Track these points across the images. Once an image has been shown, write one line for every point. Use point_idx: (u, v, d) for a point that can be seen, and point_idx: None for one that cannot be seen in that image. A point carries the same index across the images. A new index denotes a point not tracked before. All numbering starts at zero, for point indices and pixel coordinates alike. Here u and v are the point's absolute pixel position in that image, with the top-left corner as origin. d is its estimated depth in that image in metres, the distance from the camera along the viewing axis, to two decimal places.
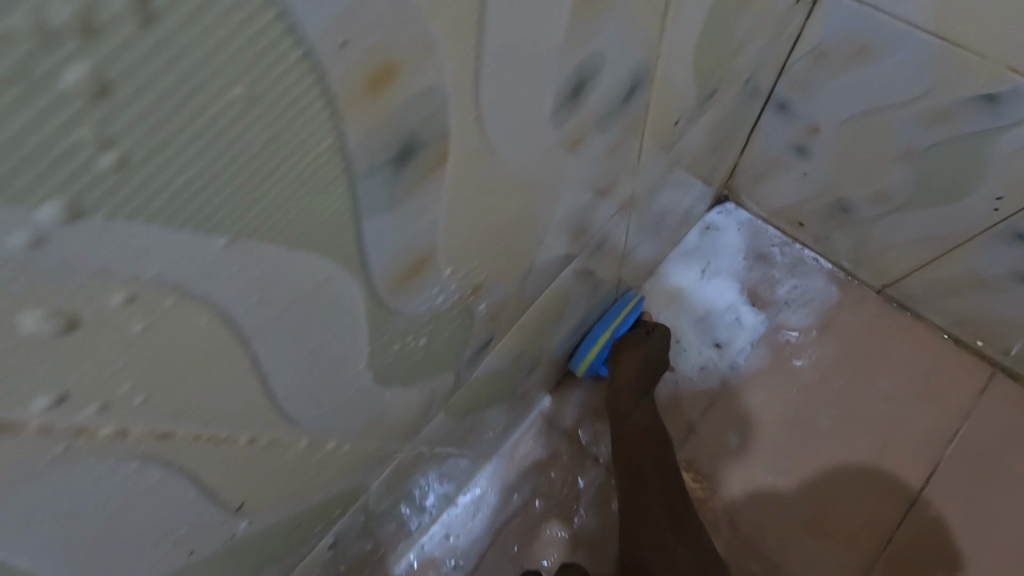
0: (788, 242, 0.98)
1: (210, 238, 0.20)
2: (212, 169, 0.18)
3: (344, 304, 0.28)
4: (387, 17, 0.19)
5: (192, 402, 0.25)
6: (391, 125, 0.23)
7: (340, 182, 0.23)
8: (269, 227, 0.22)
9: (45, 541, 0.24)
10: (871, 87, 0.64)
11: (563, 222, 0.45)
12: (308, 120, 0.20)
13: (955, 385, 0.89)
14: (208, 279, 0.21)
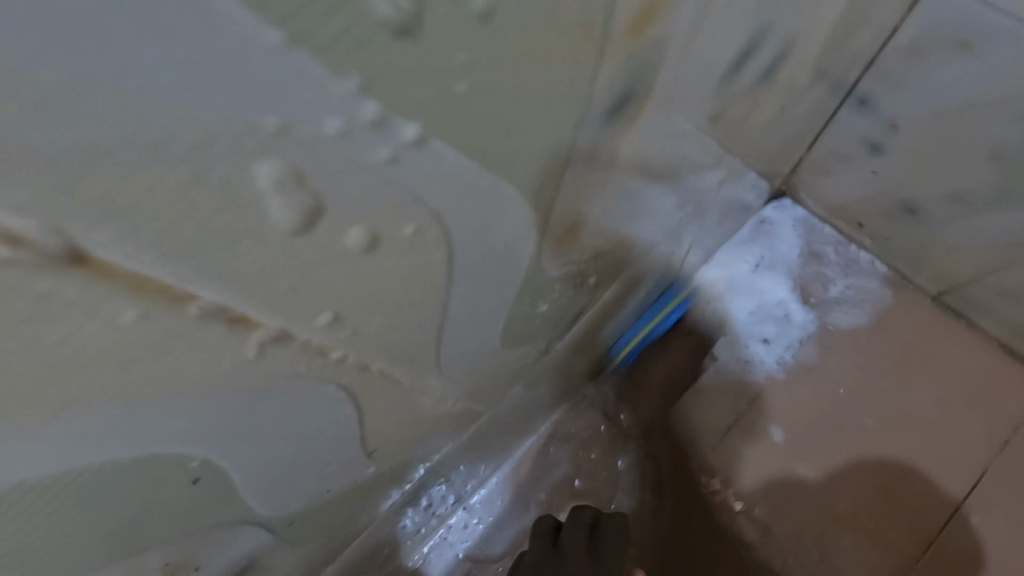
0: (844, 242, 0.97)
1: (430, 137, 0.23)
2: (454, 65, 0.21)
3: (493, 233, 0.31)
4: None
5: (364, 305, 0.29)
6: (584, 49, 0.25)
7: (532, 102, 0.26)
8: (471, 137, 0.25)
9: (220, 438, 0.29)
10: (965, 85, 0.62)
11: (650, 204, 0.47)
12: (530, 33, 0.22)
13: (1006, 395, 0.88)
14: (413, 181, 0.25)
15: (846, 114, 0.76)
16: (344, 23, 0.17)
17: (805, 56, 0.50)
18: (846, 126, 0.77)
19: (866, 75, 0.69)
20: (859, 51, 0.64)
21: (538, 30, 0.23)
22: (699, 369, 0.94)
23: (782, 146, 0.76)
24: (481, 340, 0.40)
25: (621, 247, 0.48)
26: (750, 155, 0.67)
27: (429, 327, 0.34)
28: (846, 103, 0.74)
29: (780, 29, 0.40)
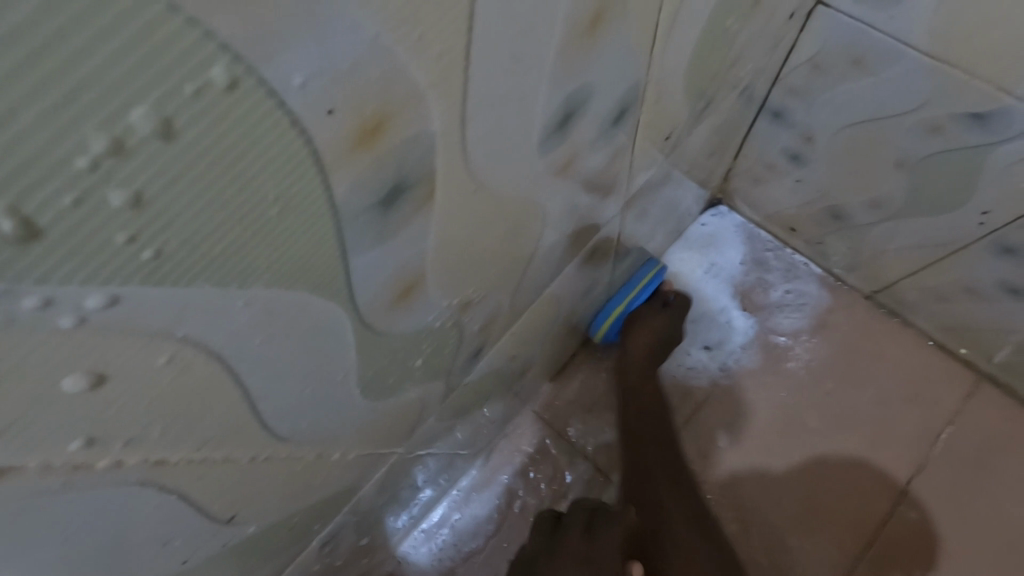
0: (781, 247, 0.99)
1: (230, 301, 0.20)
2: (216, 230, 0.18)
3: (343, 352, 0.27)
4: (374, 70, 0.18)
5: (201, 440, 0.25)
6: (386, 177, 0.20)
7: (341, 253, 0.21)
8: (284, 291, 0.21)
9: (54, 556, 0.24)
10: (867, 99, 0.63)
11: (558, 246, 0.45)
12: (304, 185, 0.18)
13: (940, 389, 0.90)
14: (229, 344, 0.21)
15: (765, 124, 0.77)
16: (25, 227, 0.14)
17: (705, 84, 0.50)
18: (769, 135, 0.79)
19: (776, 89, 0.70)
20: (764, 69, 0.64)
21: (306, 180, 0.18)
22: None
23: (709, 157, 0.76)
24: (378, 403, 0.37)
25: (532, 286, 0.47)
26: (675, 173, 0.66)
27: (296, 443, 0.31)
28: (762, 115, 0.76)
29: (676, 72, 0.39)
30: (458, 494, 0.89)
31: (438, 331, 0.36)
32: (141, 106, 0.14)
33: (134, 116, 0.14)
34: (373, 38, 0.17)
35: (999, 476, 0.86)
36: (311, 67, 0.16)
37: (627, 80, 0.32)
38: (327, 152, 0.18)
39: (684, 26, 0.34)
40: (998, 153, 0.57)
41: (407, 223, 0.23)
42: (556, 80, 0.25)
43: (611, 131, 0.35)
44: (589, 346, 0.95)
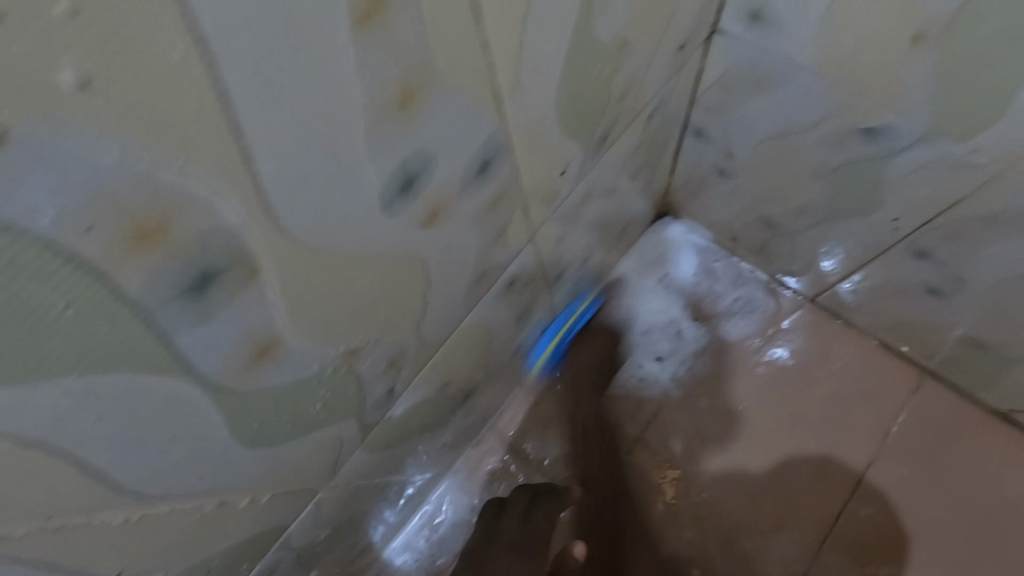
0: (726, 255, 0.97)
1: (48, 397, 0.21)
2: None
3: (201, 414, 0.28)
4: (147, 183, 0.18)
5: (57, 519, 0.26)
6: (188, 260, 0.21)
7: (151, 332, 0.22)
8: (100, 377, 0.22)
9: None
10: (775, 117, 0.64)
11: (454, 286, 0.46)
12: (78, 292, 0.19)
13: (887, 388, 0.91)
14: (62, 434, 0.23)
15: (691, 142, 0.77)
16: None
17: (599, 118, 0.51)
18: (697, 153, 0.78)
19: (695, 109, 0.71)
20: (677, 95, 0.64)
21: (83, 283, 0.19)
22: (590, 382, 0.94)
23: (641, 181, 0.76)
24: (267, 454, 0.38)
25: (435, 324, 0.47)
26: (601, 200, 0.66)
27: (177, 501, 0.32)
28: (687, 134, 0.75)
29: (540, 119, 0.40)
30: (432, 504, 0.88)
31: (325, 378, 0.37)
32: None
33: None
34: (166, 172, 0.18)
35: (947, 468, 0.87)
36: (98, 214, 0.18)
37: (479, 134, 0.34)
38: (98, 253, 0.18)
39: (533, 79, 0.35)
40: (894, 164, 0.59)
41: (236, 299, 0.25)
42: (378, 154, 0.26)
43: (477, 180, 0.37)
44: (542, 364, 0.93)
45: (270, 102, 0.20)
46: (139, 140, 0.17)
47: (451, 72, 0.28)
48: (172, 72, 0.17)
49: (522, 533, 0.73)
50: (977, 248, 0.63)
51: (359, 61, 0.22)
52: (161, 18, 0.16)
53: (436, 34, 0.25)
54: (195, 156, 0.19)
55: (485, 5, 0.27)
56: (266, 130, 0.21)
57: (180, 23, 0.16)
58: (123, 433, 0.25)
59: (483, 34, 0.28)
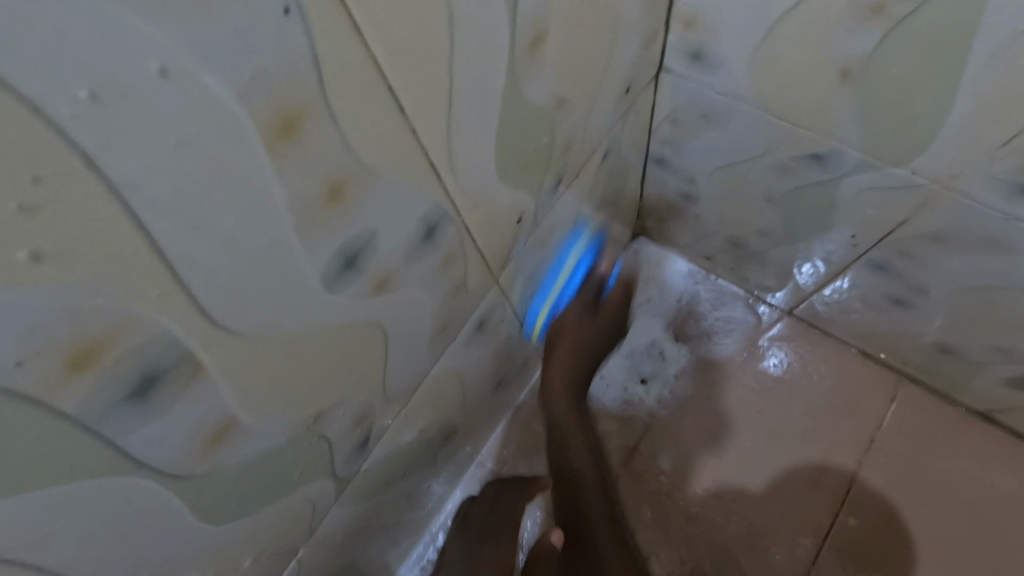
0: (703, 274, 0.98)
1: (2, 516, 0.22)
2: None
3: (162, 501, 0.29)
4: (77, 317, 0.20)
5: None
6: (126, 376, 0.23)
7: (97, 445, 0.23)
8: (52, 491, 0.23)
9: None
10: (726, 147, 0.66)
11: (414, 340, 0.47)
12: (20, 421, 0.20)
13: (868, 395, 0.91)
14: (28, 542, 0.24)
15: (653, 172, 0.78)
16: None
17: (553, 167, 0.52)
18: (660, 179, 0.80)
19: (652, 142, 0.72)
20: (630, 131, 0.66)
21: (23, 415, 0.20)
22: None
23: (608, 213, 0.77)
24: (240, 520, 0.38)
25: (399, 376, 0.48)
26: (566, 237, 0.68)
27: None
28: (648, 164, 0.77)
29: (480, 185, 0.41)
30: (446, 514, 0.86)
31: (290, 446, 0.38)
32: None
33: None
34: (103, 309, 0.20)
35: (933, 471, 0.87)
36: (39, 357, 0.19)
37: (418, 206, 0.35)
38: (34, 385, 0.20)
39: (468, 146, 0.37)
40: (842, 187, 0.61)
41: (181, 397, 0.26)
42: (312, 245, 0.28)
43: (423, 244, 0.39)
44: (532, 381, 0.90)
45: (187, 226, 0.21)
46: (74, 290, 0.19)
47: (378, 162, 0.29)
48: (99, 229, 0.19)
49: (489, 520, 0.73)
50: (933, 261, 0.65)
51: (279, 173, 0.24)
52: (84, 189, 0.18)
53: (357, 131, 0.27)
54: (132, 293, 0.21)
55: (406, 101, 0.28)
56: (191, 251, 0.22)
57: (96, 182, 0.18)
58: (84, 528, 0.26)
59: (407, 122, 0.29)
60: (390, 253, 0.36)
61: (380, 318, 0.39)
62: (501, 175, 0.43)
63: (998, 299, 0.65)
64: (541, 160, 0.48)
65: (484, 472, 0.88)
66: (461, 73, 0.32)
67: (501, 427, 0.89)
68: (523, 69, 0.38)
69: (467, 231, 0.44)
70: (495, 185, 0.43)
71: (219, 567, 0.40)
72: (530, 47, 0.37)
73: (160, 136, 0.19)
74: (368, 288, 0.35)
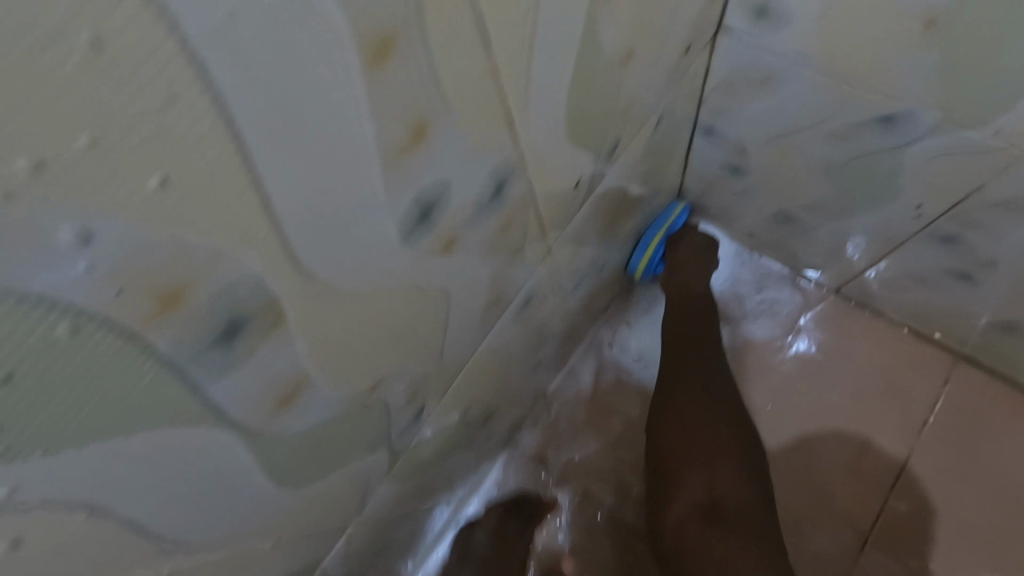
0: (747, 253, 0.94)
1: (87, 465, 0.21)
2: (29, 432, 0.18)
3: (233, 459, 0.28)
4: (175, 248, 0.18)
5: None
6: (212, 318, 0.21)
7: (181, 393, 0.22)
8: (137, 440, 0.22)
9: None
10: (786, 113, 0.63)
11: (470, 310, 0.45)
12: (115, 359, 0.19)
13: (920, 377, 0.88)
14: (110, 495, 0.22)
15: (700, 144, 0.75)
16: None
17: (612, 131, 0.50)
18: (707, 152, 0.77)
19: (703, 110, 0.69)
20: (683, 97, 0.63)
21: (119, 354, 0.19)
22: (620, 380, 0.88)
23: (653, 187, 0.74)
24: (297, 488, 0.37)
25: (453, 347, 0.46)
26: (614, 209, 0.65)
27: (216, 541, 0.31)
28: (696, 135, 0.74)
29: (546, 142, 0.39)
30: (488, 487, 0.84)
31: (350, 412, 0.37)
32: None
33: None
34: (202, 246, 0.19)
35: (990, 457, 0.84)
36: (134, 291, 0.18)
37: (489, 159, 0.33)
38: (128, 322, 0.18)
39: (541, 99, 0.35)
40: (913, 152, 0.58)
41: (261, 347, 0.25)
42: (392, 189, 0.26)
43: (491, 202, 0.37)
44: (573, 358, 0.88)
45: (281, 157, 0.20)
46: (179, 223, 0.18)
47: (462, 101, 0.27)
48: (206, 150, 0.17)
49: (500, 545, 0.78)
50: (1007, 232, 0.62)
51: (371, 103, 0.22)
52: (202, 115, 0.17)
53: (447, 62, 0.25)
54: (230, 231, 0.20)
55: (493, 35, 0.26)
56: (282, 185, 0.21)
57: (210, 106, 0.17)
58: (164, 482, 0.24)
59: (492, 60, 0.28)
60: (457, 209, 0.33)
61: (442, 282, 0.37)
62: (566, 133, 0.41)
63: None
64: (604, 119, 0.46)
65: (526, 446, 0.86)
66: (547, 12, 0.29)
67: (542, 404, 0.87)
68: (600, 15, 0.35)
69: (529, 194, 0.41)
70: (560, 144, 0.41)
71: (273, 538, 0.38)
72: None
73: (273, 53, 0.18)
74: (436, 245, 0.33)
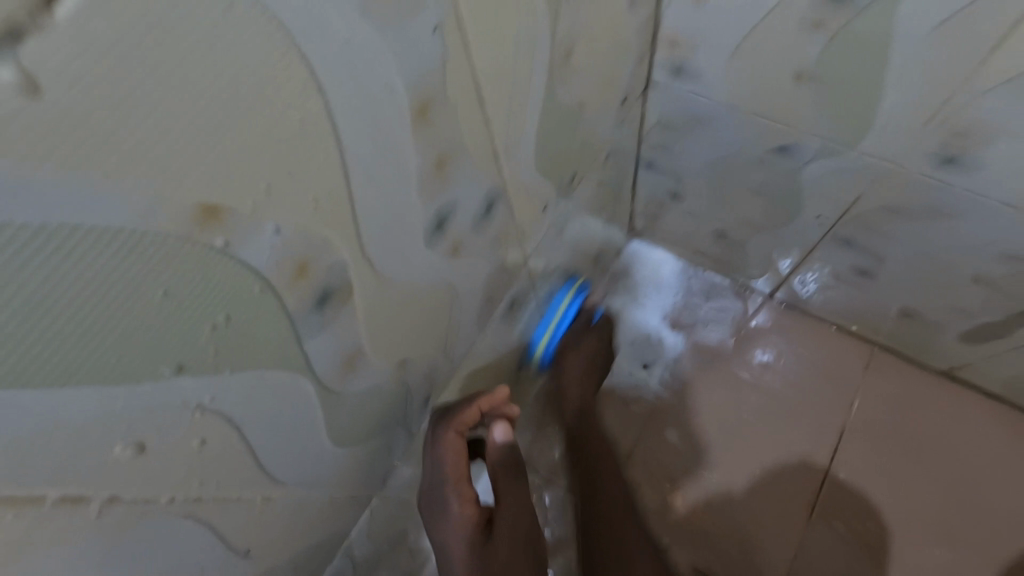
0: (693, 269, 1.09)
1: (240, 392, 0.30)
2: (219, 356, 0.28)
3: (311, 406, 0.37)
4: (310, 234, 0.29)
5: (227, 493, 0.34)
6: (317, 286, 0.32)
7: (294, 342, 0.32)
8: (267, 377, 0.32)
9: None
10: (709, 146, 0.77)
11: (468, 308, 0.56)
12: (270, 310, 0.29)
13: (846, 363, 1.01)
14: (246, 418, 0.32)
15: (644, 175, 0.90)
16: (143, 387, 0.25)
17: (571, 163, 0.62)
18: (650, 182, 0.91)
19: (645, 145, 0.83)
20: (627, 135, 0.77)
21: (272, 307, 0.29)
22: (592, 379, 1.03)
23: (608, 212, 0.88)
24: (345, 448, 0.46)
25: (456, 340, 0.57)
26: (577, 228, 0.78)
27: (291, 478, 0.40)
28: (640, 168, 0.88)
29: (521, 172, 0.51)
30: None
31: (383, 384, 0.46)
32: (200, 305, 0.25)
33: (187, 315, 0.25)
34: (322, 234, 0.30)
35: (913, 428, 0.96)
36: (287, 262, 0.28)
37: (483, 183, 0.45)
38: (280, 283, 0.29)
39: (518, 139, 0.47)
40: (807, 172, 0.73)
41: (338, 314, 0.35)
42: (423, 201, 0.37)
43: (484, 215, 0.48)
44: None
45: (366, 178, 0.31)
46: (315, 216, 0.29)
47: (466, 140, 0.39)
48: (332, 172, 0.29)
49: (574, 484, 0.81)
50: (885, 238, 0.75)
51: (415, 141, 0.34)
52: (322, 137, 0.27)
53: (456, 115, 0.37)
54: (335, 225, 0.31)
55: (483, 97, 0.38)
56: (365, 197, 0.32)
57: (325, 133, 0.27)
58: (273, 415, 0.34)
59: (484, 112, 0.40)
60: (459, 219, 0.44)
61: (449, 279, 0.48)
62: (535, 164, 0.53)
63: (946, 271, 0.75)
64: (564, 152, 0.58)
65: None
66: (519, 77, 0.42)
67: None
68: (556, 76, 0.48)
69: (509, 211, 0.53)
70: (531, 173, 0.53)
71: (324, 492, 0.47)
72: (560, 61, 0.48)
73: (367, 116, 0.29)
74: (447, 246, 0.44)
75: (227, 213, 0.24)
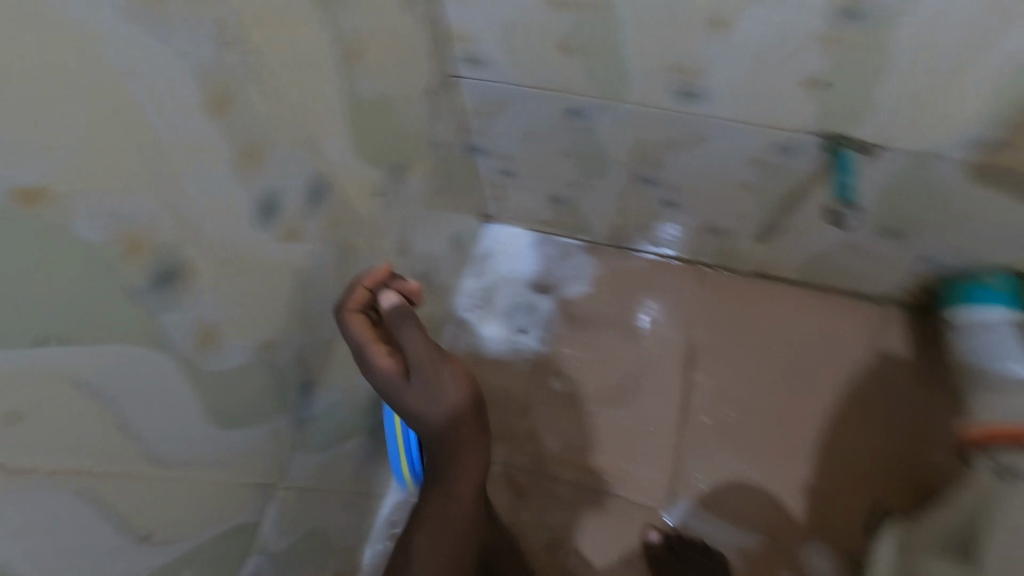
0: (546, 238, 1.21)
1: (95, 353, 0.36)
2: (60, 315, 0.34)
3: (178, 381, 0.42)
4: (123, 207, 0.36)
5: (103, 462, 0.39)
6: (146, 258, 0.38)
7: (139, 310, 0.38)
8: (119, 338, 0.38)
9: (38, 555, 0.36)
10: (518, 121, 0.90)
11: (326, 293, 0.61)
12: (98, 275, 0.35)
13: (682, 288, 1.17)
14: (109, 381, 0.37)
15: (476, 159, 1.01)
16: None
17: (392, 148, 0.70)
18: (484, 165, 1.02)
19: (467, 131, 0.94)
20: (447, 124, 0.87)
21: (101, 275, 0.36)
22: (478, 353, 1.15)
23: (449, 197, 0.97)
24: (228, 428, 0.50)
25: (323, 322, 0.62)
26: (422, 213, 0.86)
27: (174, 455, 0.45)
28: (471, 153, 0.99)
29: (339, 161, 0.57)
30: None
31: (252, 365, 0.51)
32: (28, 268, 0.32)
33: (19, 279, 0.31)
34: (136, 209, 0.37)
35: (746, 330, 1.13)
36: (105, 230, 0.35)
37: (303, 171, 0.51)
38: (101, 252, 0.35)
39: (325, 130, 0.54)
40: (597, 128, 0.87)
41: (184, 288, 0.41)
42: (241, 185, 0.44)
43: (315, 202, 0.55)
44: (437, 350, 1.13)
45: (167, 162, 0.38)
46: (124, 193, 0.36)
47: (269, 130, 0.46)
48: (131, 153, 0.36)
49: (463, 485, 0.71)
50: (672, 168, 0.91)
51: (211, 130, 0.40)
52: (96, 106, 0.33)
53: (252, 109, 0.43)
54: (152, 203, 0.38)
55: (274, 92, 0.45)
56: (173, 179, 0.39)
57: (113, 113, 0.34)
58: (138, 384, 0.39)
59: (281, 105, 0.46)
60: (288, 205, 0.50)
61: (293, 262, 0.54)
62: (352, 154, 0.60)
63: (723, 184, 0.91)
64: (380, 140, 0.66)
65: None
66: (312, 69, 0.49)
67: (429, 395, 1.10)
68: (350, 73, 0.56)
69: (339, 197, 0.59)
70: (351, 161, 0.60)
71: (220, 472, 0.51)
72: (348, 60, 0.55)
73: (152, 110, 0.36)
74: (282, 229, 0.50)
75: (34, 187, 0.31)
